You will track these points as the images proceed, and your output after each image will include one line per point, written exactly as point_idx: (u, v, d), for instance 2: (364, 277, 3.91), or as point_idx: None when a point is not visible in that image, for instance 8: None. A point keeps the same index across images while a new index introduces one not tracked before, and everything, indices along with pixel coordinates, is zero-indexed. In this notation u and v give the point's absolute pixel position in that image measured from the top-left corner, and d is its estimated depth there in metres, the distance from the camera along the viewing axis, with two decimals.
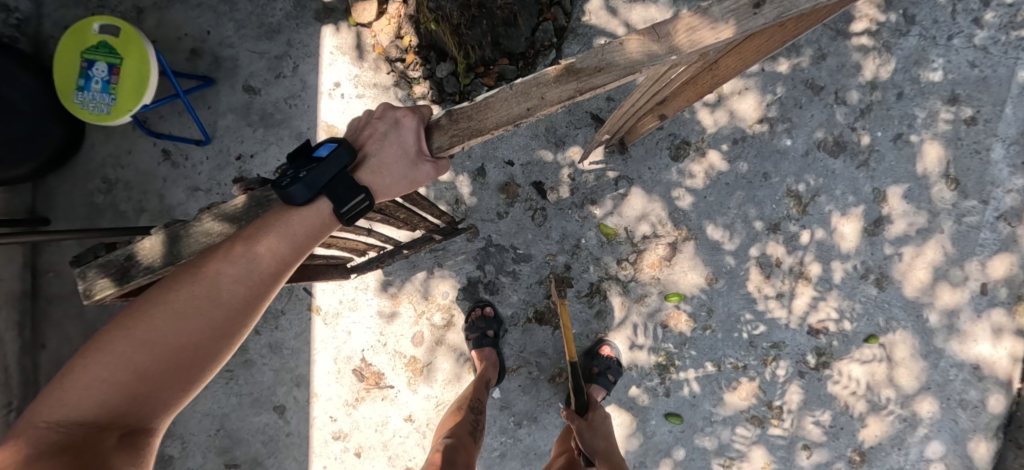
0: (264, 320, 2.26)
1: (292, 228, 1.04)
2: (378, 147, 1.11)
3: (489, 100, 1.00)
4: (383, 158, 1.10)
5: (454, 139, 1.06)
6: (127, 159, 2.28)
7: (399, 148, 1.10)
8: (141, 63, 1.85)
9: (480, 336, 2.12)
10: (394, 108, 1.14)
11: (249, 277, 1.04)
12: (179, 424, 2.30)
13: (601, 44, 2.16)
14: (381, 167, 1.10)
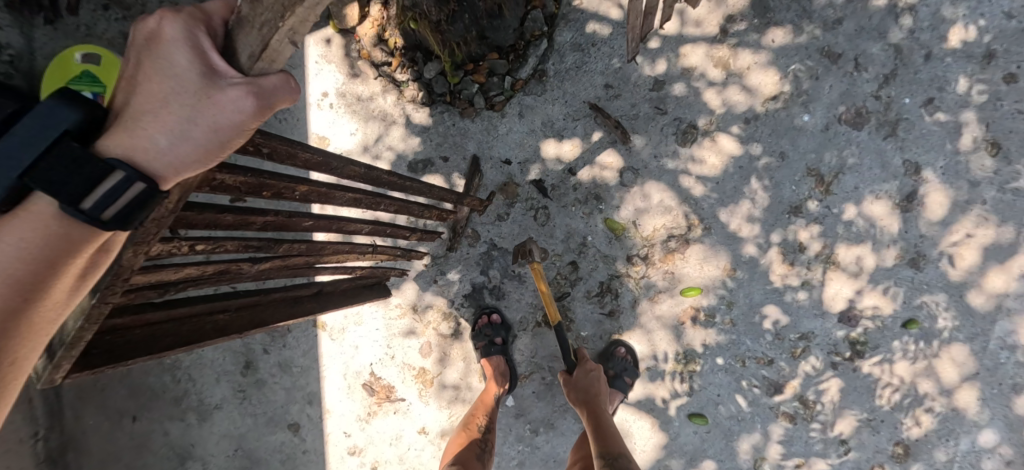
0: (272, 338, 2.24)
1: (9, 242, 0.72)
2: (141, 84, 0.78)
3: None
4: (151, 99, 0.77)
5: (263, 33, 0.73)
6: None
7: (175, 83, 0.76)
8: None
9: (488, 344, 2.05)
10: (150, 17, 0.79)
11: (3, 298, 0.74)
12: (199, 446, 2.32)
13: (594, 28, 2.01)
14: (144, 114, 0.76)
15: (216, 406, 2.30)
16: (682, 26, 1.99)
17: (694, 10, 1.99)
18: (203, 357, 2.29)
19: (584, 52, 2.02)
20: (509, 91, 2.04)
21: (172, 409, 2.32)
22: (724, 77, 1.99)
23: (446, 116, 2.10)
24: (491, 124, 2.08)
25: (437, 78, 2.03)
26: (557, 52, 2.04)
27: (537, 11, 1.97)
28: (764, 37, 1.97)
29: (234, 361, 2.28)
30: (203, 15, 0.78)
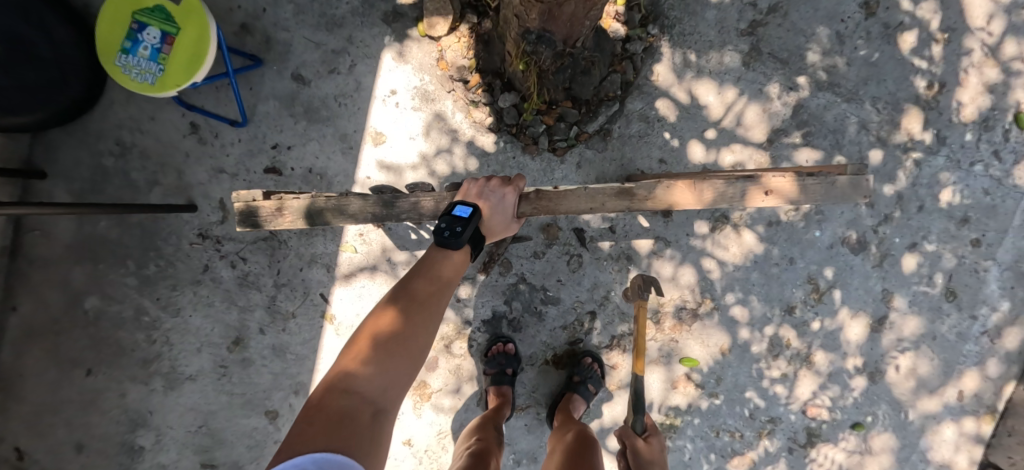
0: (272, 320, 2.15)
1: (443, 259, 1.43)
2: (489, 214, 1.51)
3: (572, 191, 1.53)
4: (495, 223, 1.52)
5: (533, 210, 1.55)
6: (148, 125, 2.09)
7: (502, 215, 1.52)
8: (200, 36, 1.69)
9: (499, 373, 2.10)
10: (501, 182, 1.54)
11: (434, 283, 1.38)
12: (157, 415, 2.15)
13: (662, 106, 2.16)
14: (491, 225, 1.52)
15: (190, 377, 2.15)
16: (738, 126, 2.20)
17: (750, 115, 2.21)
18: (188, 323, 2.14)
19: (649, 124, 2.16)
20: (573, 142, 2.14)
21: (136, 371, 2.14)
22: None
23: (508, 147, 2.14)
24: (549, 166, 2.16)
25: (510, 109, 2.09)
26: (625, 117, 2.16)
27: (616, 75, 2.11)
28: (800, 155, 2.23)
29: (222, 335, 2.15)
30: (518, 184, 1.55)
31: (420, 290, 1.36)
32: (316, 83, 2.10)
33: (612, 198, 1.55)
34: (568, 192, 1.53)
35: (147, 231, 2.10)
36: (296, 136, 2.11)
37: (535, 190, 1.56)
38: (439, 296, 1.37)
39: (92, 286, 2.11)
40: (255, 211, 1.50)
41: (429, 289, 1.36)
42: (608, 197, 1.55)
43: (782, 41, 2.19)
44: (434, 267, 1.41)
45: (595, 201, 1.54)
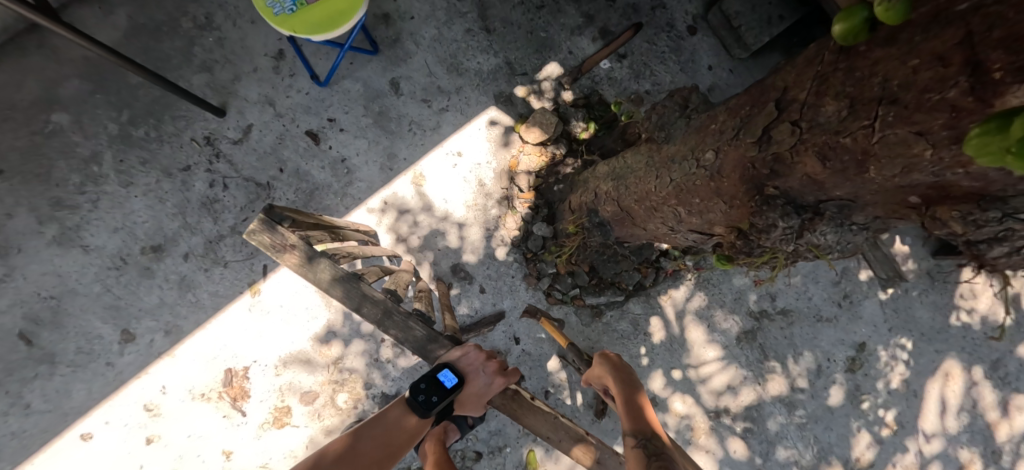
0: (203, 255, 2.01)
1: (404, 415, 1.22)
2: (469, 393, 1.24)
3: (539, 408, 1.26)
4: (470, 401, 1.25)
5: (501, 403, 1.28)
6: (242, 23, 2.06)
7: (479, 399, 1.25)
8: (347, 10, 1.65)
9: None
10: (495, 364, 1.28)
11: (384, 440, 1.19)
12: (26, 257, 1.94)
13: (653, 322, 2.24)
14: (465, 402, 1.25)
15: (86, 246, 1.96)
16: (700, 381, 2.28)
17: (715, 380, 2.29)
18: (126, 200, 1.99)
19: (634, 330, 2.22)
20: (566, 299, 2.17)
21: (40, 206, 1.95)
22: (688, 439, 2.28)
23: (514, 264, 2.16)
24: (535, 304, 2.16)
25: (538, 237, 2.14)
26: (620, 310, 2.22)
27: (637, 274, 2.18)
28: (730, 440, 2.31)
29: (147, 233, 1.99)
30: (511, 376, 1.28)
31: (366, 446, 1.18)
32: (405, 100, 2.14)
33: (571, 442, 1.24)
34: (543, 408, 1.26)
35: (162, 101, 2.01)
36: (354, 125, 2.11)
37: (516, 389, 1.29)
38: (387, 457, 1.18)
39: (73, 107, 1.98)
40: (265, 231, 1.27)
41: (378, 449, 1.17)
42: (567, 435, 1.24)
43: (776, 342, 2.32)
44: (392, 419, 1.21)
45: (555, 431, 1.24)
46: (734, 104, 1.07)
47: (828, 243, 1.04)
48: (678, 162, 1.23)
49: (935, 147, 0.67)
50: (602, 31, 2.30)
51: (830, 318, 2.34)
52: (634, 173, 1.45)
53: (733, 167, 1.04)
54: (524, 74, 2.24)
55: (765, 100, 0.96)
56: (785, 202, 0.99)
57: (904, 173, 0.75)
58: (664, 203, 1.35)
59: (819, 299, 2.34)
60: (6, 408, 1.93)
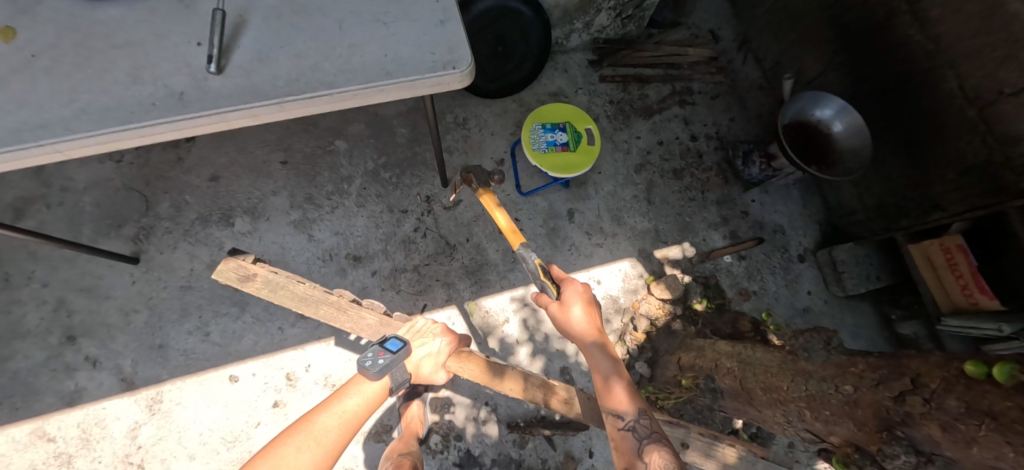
0: (386, 277, 2.53)
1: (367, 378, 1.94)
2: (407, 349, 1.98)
3: (475, 357, 2.07)
4: (416, 359, 2.05)
5: (454, 361, 2.06)
6: (486, 134, 2.83)
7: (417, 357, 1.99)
8: (578, 164, 2.39)
9: None
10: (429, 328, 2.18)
11: (358, 395, 1.92)
12: (269, 226, 2.54)
13: None
14: (409, 356, 1.97)
15: (311, 236, 2.55)
16: None
17: None
18: (354, 215, 2.60)
19: None
20: None
21: (297, 195, 2.60)
22: None
23: None
24: None
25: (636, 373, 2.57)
26: None
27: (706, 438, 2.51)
28: None
29: (356, 244, 2.56)
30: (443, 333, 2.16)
31: (344, 402, 1.88)
32: (574, 227, 2.74)
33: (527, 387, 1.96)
34: (490, 363, 2.02)
35: (411, 161, 2.72)
36: (531, 230, 2.71)
37: (462, 350, 2.13)
38: (361, 403, 1.90)
39: (353, 141, 2.71)
40: (234, 270, 2.03)
41: (352, 396, 1.91)
42: (510, 378, 1.98)
43: None
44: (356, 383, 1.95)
45: (496, 373, 2.00)
46: (873, 363, 1.56)
47: None
48: (817, 379, 1.66)
49: (1017, 453, 1.15)
50: (732, 233, 2.93)
51: None
52: (765, 368, 1.87)
53: (870, 402, 1.46)
54: (666, 243, 2.81)
55: (901, 373, 1.45)
56: (906, 444, 1.36)
57: (998, 458, 1.18)
58: (788, 401, 1.72)
59: None
60: (192, 328, 2.38)
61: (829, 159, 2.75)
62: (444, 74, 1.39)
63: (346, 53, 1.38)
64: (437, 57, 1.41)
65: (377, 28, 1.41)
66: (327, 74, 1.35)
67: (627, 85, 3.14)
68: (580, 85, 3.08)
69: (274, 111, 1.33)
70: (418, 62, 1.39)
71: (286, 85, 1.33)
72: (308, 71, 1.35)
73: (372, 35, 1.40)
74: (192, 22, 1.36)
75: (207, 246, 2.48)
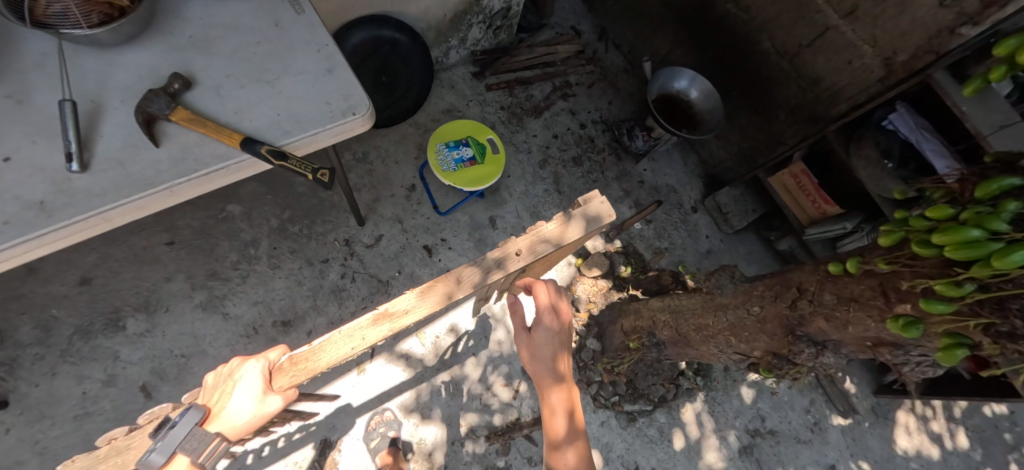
0: (325, 332, 2.38)
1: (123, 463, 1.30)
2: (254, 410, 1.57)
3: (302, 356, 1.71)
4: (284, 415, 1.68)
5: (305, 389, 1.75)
6: (390, 166, 2.79)
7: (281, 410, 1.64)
8: (488, 174, 2.46)
9: None
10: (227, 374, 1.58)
11: None
12: (170, 318, 2.23)
13: (676, 430, 2.70)
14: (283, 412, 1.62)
15: (225, 314, 2.29)
16: None
17: None
18: (270, 279, 2.40)
19: (661, 435, 2.67)
20: (608, 404, 2.63)
21: (197, 275, 2.32)
22: None
23: None
24: (585, 405, 2.61)
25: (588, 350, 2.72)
26: (651, 418, 2.68)
27: (660, 389, 2.72)
28: None
29: (281, 309, 2.36)
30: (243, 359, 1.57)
31: None
32: (499, 233, 2.82)
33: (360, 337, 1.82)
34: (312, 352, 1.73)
35: (318, 208, 2.58)
36: (460, 246, 2.72)
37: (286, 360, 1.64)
38: None
39: (248, 203, 2.50)
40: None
41: None
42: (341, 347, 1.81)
43: (768, 458, 2.83)
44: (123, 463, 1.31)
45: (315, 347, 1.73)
46: (767, 283, 1.58)
47: (834, 366, 1.48)
48: (731, 308, 1.71)
49: (878, 321, 1.17)
50: (635, 203, 3.26)
51: (806, 440, 2.95)
52: (691, 312, 1.98)
53: (772, 315, 1.50)
54: None
55: (788, 287, 1.48)
56: (806, 338, 1.42)
57: (868, 331, 1.21)
58: (717, 333, 1.82)
59: (796, 423, 2.97)
60: None
61: (694, 123, 3.18)
62: (344, 122, 1.36)
63: (232, 119, 1.30)
64: (332, 106, 1.37)
65: (258, 88, 1.35)
66: (216, 145, 1.26)
67: (513, 90, 3.34)
68: (469, 97, 3.21)
69: (162, 199, 1.21)
70: (314, 114, 1.35)
71: (171, 166, 1.21)
72: (193, 147, 1.25)
73: (255, 96, 1.34)
74: (32, 119, 1.21)
75: (96, 361, 2.10)
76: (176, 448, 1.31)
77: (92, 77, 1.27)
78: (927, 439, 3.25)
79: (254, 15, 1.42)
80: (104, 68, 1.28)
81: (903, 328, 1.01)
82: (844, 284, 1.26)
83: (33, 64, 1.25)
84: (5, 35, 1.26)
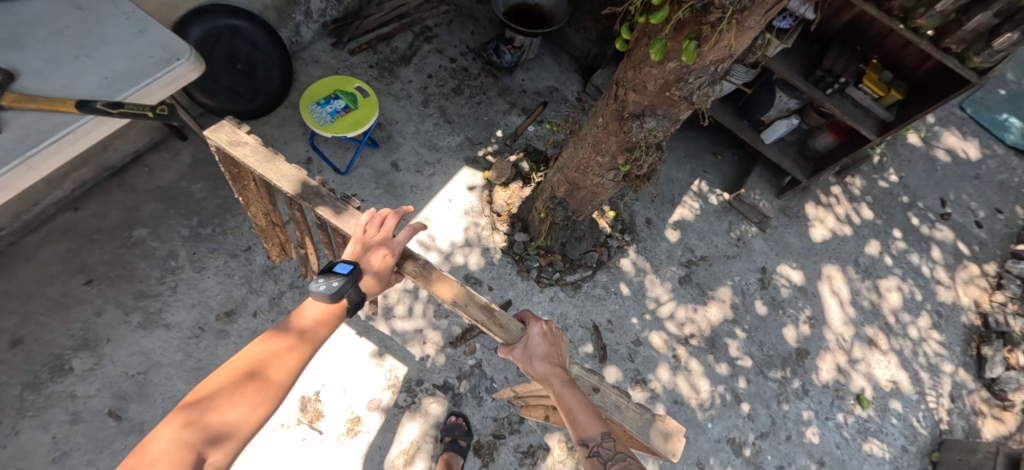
0: (270, 308, 2.48)
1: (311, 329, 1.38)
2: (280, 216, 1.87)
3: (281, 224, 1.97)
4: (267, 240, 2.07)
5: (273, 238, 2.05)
6: (279, 145, 2.84)
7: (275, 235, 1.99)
8: (365, 117, 2.62)
9: (451, 441, 2.31)
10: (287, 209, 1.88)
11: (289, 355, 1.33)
12: (113, 346, 2.29)
13: (620, 284, 2.97)
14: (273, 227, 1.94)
15: (168, 324, 2.37)
16: (668, 320, 2.96)
17: (678, 315, 2.99)
18: (200, 281, 2.47)
19: (607, 292, 2.93)
20: (552, 282, 2.86)
21: (126, 300, 2.38)
22: (677, 366, 2.86)
23: (509, 266, 2.85)
24: (531, 289, 2.83)
25: (519, 242, 2.88)
26: (593, 281, 2.94)
27: (596, 253, 2.97)
28: (705, 356, 2.93)
29: (220, 302, 2.45)
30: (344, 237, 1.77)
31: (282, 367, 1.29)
32: (404, 173, 2.96)
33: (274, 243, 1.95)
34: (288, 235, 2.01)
35: (224, 206, 2.64)
36: (371, 196, 2.85)
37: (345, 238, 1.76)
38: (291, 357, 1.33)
39: (152, 221, 2.54)
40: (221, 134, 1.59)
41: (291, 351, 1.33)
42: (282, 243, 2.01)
43: (706, 279, 3.14)
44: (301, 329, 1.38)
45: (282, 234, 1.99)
46: (602, 98, 2.04)
47: (666, 137, 1.94)
48: (588, 133, 2.14)
49: (659, 67, 1.65)
50: (523, 110, 3.34)
51: (734, 255, 3.27)
52: (568, 158, 2.37)
53: (611, 115, 1.96)
54: (481, 142, 3.17)
55: (611, 91, 1.96)
56: (633, 117, 1.87)
57: (660, 81, 1.69)
58: (587, 161, 2.21)
59: (722, 244, 3.28)
60: None
61: (547, 21, 3.28)
62: (172, 68, 1.56)
63: (63, 92, 1.45)
64: (157, 58, 1.57)
65: (79, 61, 1.51)
66: (55, 117, 1.40)
67: (376, 48, 3.30)
68: (336, 66, 3.16)
69: (23, 175, 1.35)
70: (142, 68, 1.54)
71: (18, 144, 1.35)
72: (33, 124, 1.38)
73: (79, 68, 1.49)
74: None
75: (54, 405, 2.16)
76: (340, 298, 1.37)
77: None
78: (841, 221, 3.61)
79: (57, 6, 1.58)
80: None
81: (656, 51, 1.50)
82: (633, 57, 1.77)
83: None
84: None
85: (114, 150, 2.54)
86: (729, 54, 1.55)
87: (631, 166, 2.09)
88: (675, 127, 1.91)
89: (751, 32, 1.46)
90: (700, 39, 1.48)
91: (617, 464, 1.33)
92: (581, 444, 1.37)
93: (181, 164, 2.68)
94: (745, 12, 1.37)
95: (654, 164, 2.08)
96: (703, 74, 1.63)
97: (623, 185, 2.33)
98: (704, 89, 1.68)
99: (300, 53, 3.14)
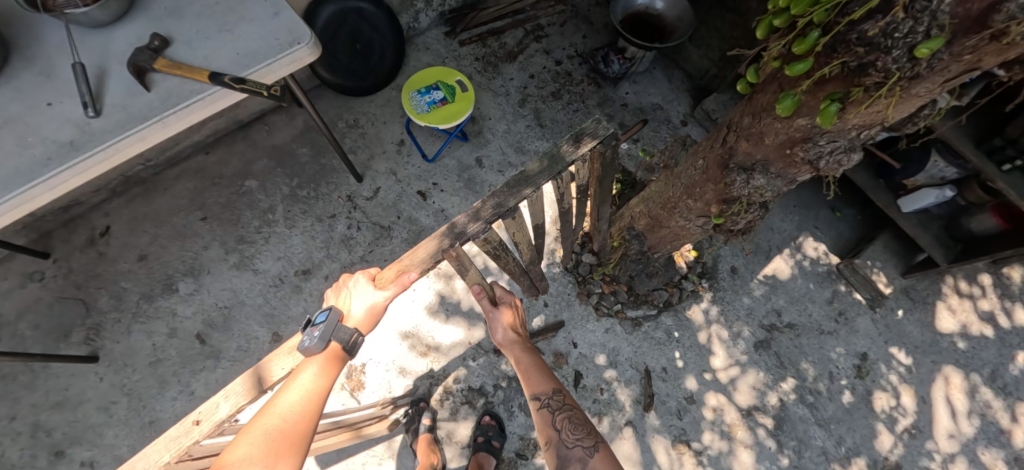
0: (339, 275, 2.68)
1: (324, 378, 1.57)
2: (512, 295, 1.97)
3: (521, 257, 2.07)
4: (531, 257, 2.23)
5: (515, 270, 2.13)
6: (379, 125, 3.01)
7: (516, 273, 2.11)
8: (459, 112, 2.68)
9: (483, 441, 2.38)
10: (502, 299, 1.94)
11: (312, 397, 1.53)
12: (211, 277, 2.63)
13: (684, 330, 2.76)
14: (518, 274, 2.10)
15: (256, 269, 2.66)
16: (731, 384, 2.69)
17: (744, 382, 2.70)
18: (288, 237, 2.74)
19: (668, 338, 2.73)
20: (611, 312, 2.74)
21: (228, 240, 2.71)
22: (730, 436, 2.60)
23: (568, 285, 2.79)
24: (587, 316, 2.73)
25: (585, 265, 2.80)
26: (656, 322, 2.76)
27: (664, 293, 2.78)
28: (765, 436, 2.62)
29: (300, 260, 2.70)
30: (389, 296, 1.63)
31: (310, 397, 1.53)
32: (487, 170, 2.99)
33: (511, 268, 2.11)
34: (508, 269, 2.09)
35: (321, 173, 2.88)
36: (451, 188, 2.92)
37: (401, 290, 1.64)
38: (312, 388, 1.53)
39: (262, 175, 2.85)
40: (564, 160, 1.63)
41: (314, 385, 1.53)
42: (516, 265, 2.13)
43: (788, 350, 2.79)
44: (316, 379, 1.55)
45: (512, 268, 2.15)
46: (709, 135, 1.73)
47: (776, 196, 1.62)
48: (685, 172, 1.86)
49: (781, 121, 1.32)
50: (620, 125, 3.18)
51: (830, 331, 2.86)
52: (657, 193, 2.12)
53: (712, 160, 1.65)
54: None
55: (720, 132, 1.65)
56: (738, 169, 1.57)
57: (782, 135, 1.35)
58: (677, 201, 1.96)
59: (818, 315, 2.89)
60: (176, 394, 2.42)
61: (666, 35, 3.04)
62: (292, 51, 1.64)
63: (203, 63, 1.60)
64: (281, 40, 1.65)
65: (221, 37, 1.64)
66: (193, 84, 1.57)
67: (486, 41, 3.33)
68: (444, 55, 3.26)
69: (159, 129, 1.54)
70: (265, 50, 1.64)
71: (162, 104, 1.54)
72: (176, 88, 1.57)
73: (218, 43, 1.63)
74: (57, 85, 1.54)
75: (160, 318, 2.54)
76: (331, 336, 1.52)
77: (95, 50, 1.59)
78: (982, 319, 2.98)
79: None
80: (103, 41, 1.61)
81: (787, 106, 1.19)
82: (755, 101, 1.43)
83: (54, 46, 1.59)
84: (32, 23, 1.61)
85: (245, 107, 2.86)
86: (880, 121, 1.19)
87: (725, 219, 1.83)
88: (788, 188, 1.57)
89: (918, 100, 1.12)
90: (846, 101, 1.13)
91: (563, 411, 1.74)
92: (535, 398, 1.79)
93: (295, 128, 2.96)
94: (918, 78, 1.03)
95: (753, 222, 1.80)
96: (839, 137, 1.28)
97: (712, 233, 2.08)
98: (837, 155, 1.32)
99: (415, 38, 3.27)
